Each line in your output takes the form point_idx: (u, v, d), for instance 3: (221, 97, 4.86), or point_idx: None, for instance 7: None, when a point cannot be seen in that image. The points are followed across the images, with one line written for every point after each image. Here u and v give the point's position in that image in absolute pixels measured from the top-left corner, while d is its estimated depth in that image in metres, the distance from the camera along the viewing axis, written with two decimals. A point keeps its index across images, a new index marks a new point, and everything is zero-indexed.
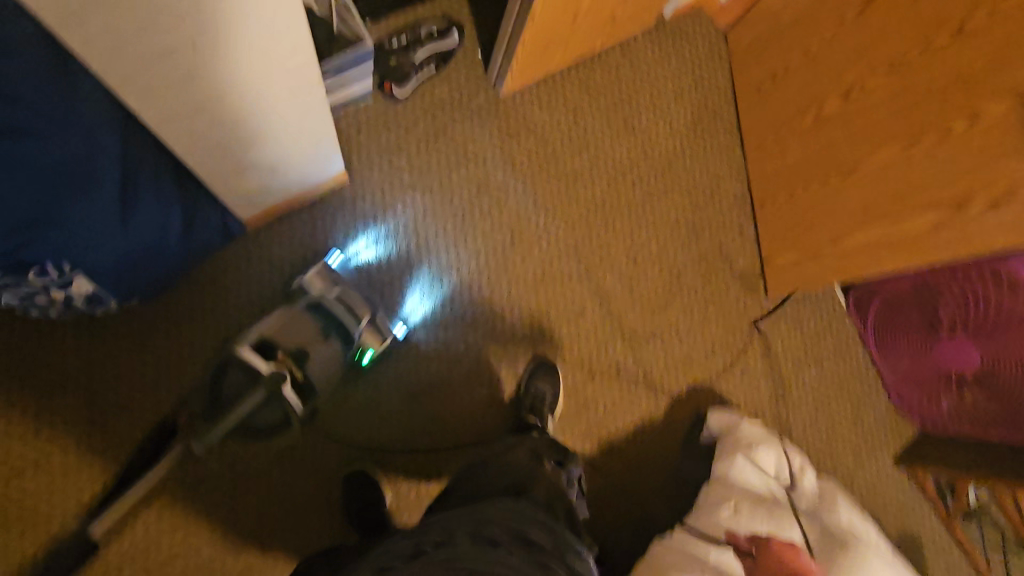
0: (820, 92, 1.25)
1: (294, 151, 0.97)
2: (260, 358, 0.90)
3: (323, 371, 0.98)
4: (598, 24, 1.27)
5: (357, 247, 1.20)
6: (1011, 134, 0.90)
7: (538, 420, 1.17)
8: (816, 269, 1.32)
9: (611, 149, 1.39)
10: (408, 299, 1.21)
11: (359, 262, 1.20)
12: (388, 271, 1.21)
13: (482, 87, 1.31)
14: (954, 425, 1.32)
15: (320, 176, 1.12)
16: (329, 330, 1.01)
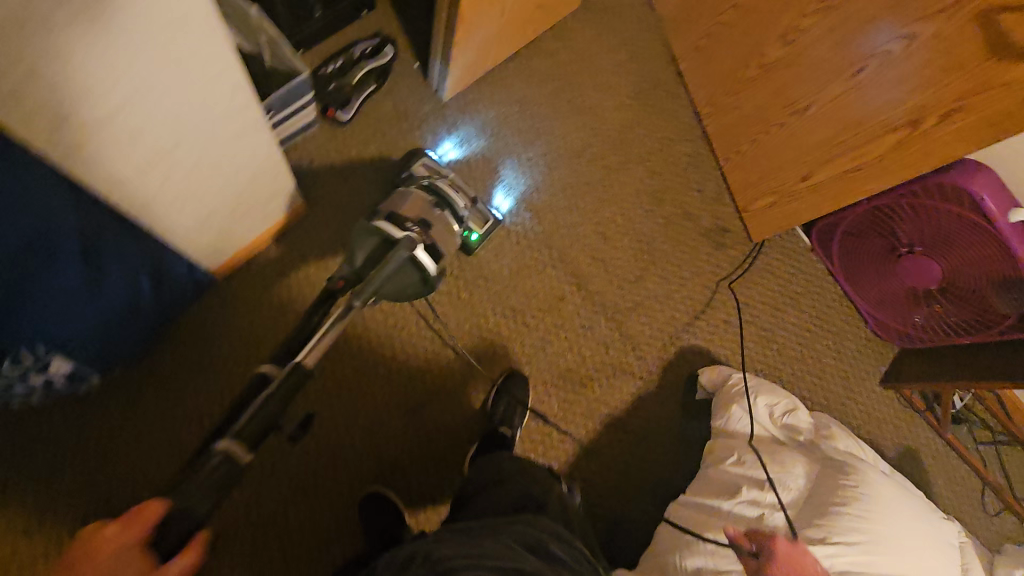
0: (758, 41, 1.29)
1: (251, 191, 0.97)
2: (392, 227, 0.92)
3: (444, 239, 1.02)
4: (527, 15, 1.29)
5: (447, 146, 1.32)
6: (953, 45, 0.97)
7: (508, 429, 1.16)
8: (795, 206, 1.37)
9: (561, 133, 1.41)
10: (495, 190, 1.34)
11: (448, 159, 1.31)
12: (476, 166, 1.33)
13: (425, 94, 1.32)
14: (933, 337, 1.37)
15: (285, 205, 1.12)
16: (442, 206, 1.09)
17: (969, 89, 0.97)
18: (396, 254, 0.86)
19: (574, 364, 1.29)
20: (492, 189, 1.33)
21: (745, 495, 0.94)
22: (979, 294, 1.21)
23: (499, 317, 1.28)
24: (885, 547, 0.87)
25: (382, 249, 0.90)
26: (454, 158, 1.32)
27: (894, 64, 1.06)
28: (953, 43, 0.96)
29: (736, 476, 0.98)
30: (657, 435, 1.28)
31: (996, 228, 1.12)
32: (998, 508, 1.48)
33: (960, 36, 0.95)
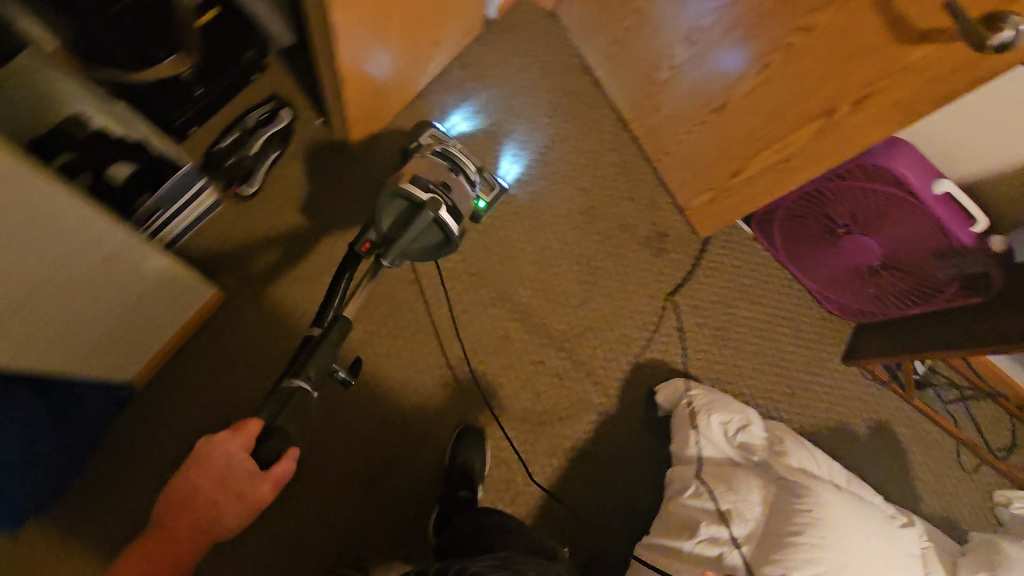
0: (665, 43, 1.25)
1: (144, 302, 0.92)
2: (418, 189, 1.03)
3: (459, 199, 1.13)
4: (424, 54, 1.24)
5: (455, 120, 1.37)
6: (846, 33, 0.91)
7: (468, 491, 1.13)
8: (731, 200, 1.33)
9: (524, 128, 1.41)
10: (502, 161, 1.39)
11: (456, 133, 1.36)
12: (484, 138, 1.38)
13: (333, 151, 1.27)
14: (886, 310, 1.35)
15: (196, 295, 1.03)
16: (455, 169, 1.17)
17: (875, 73, 0.92)
18: (423, 216, 1.01)
19: (530, 401, 1.26)
20: (499, 159, 1.39)
21: (704, 532, 0.91)
22: (919, 265, 1.20)
23: (447, 367, 1.25)
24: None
25: (408, 210, 1.03)
26: (461, 131, 1.37)
27: (797, 56, 1.00)
28: (851, 28, 0.90)
29: (695, 511, 0.94)
30: (624, 458, 1.26)
31: (921, 205, 1.11)
32: (976, 463, 1.49)
33: (858, 19, 0.89)
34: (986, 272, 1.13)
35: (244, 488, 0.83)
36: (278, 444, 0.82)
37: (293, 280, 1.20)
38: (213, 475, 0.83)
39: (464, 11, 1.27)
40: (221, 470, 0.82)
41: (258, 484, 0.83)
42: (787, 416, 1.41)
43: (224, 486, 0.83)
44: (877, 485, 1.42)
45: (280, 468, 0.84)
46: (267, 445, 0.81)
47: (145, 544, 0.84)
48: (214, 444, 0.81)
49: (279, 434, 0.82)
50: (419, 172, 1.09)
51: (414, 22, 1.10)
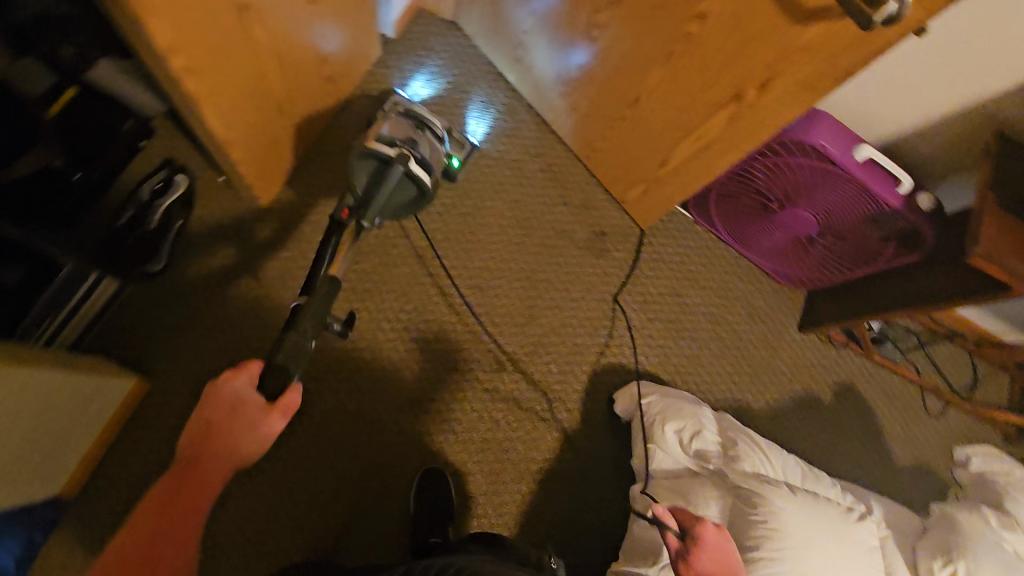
0: (566, 43, 1.20)
1: (39, 423, 0.84)
2: (385, 147, 1.01)
3: (428, 151, 1.10)
4: (318, 93, 1.17)
5: (415, 86, 1.38)
6: (738, 19, 0.87)
7: (438, 536, 1.09)
8: (662, 191, 1.28)
9: (484, 87, 1.42)
10: (468, 119, 1.39)
11: (419, 98, 1.36)
12: (446, 100, 1.38)
13: (241, 210, 1.21)
14: (833, 274, 1.34)
15: (99, 390, 0.96)
16: (422, 127, 1.14)
17: (773, 56, 0.87)
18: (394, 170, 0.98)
19: (489, 430, 1.23)
20: (465, 118, 1.39)
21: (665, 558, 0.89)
22: (854, 230, 1.18)
23: (399, 410, 1.21)
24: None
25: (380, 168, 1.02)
26: (424, 97, 1.37)
27: (697, 45, 0.96)
28: (742, 13, 0.86)
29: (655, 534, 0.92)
30: (592, 471, 1.24)
31: (846, 171, 1.07)
32: (942, 407, 1.50)
33: (748, 4, 0.84)
34: (917, 229, 1.10)
35: (250, 426, 0.76)
36: (280, 374, 0.78)
37: (220, 352, 1.14)
38: (217, 420, 0.77)
39: (353, 39, 1.20)
40: (225, 414, 0.77)
41: (264, 414, 0.77)
42: (751, 395, 1.39)
43: (231, 431, 0.76)
44: (849, 447, 1.42)
45: (288, 398, 0.79)
46: (269, 380, 0.78)
47: (136, 525, 0.70)
48: (219, 388, 0.77)
49: (281, 369, 0.78)
50: (386, 130, 1.07)
51: (298, 69, 1.03)
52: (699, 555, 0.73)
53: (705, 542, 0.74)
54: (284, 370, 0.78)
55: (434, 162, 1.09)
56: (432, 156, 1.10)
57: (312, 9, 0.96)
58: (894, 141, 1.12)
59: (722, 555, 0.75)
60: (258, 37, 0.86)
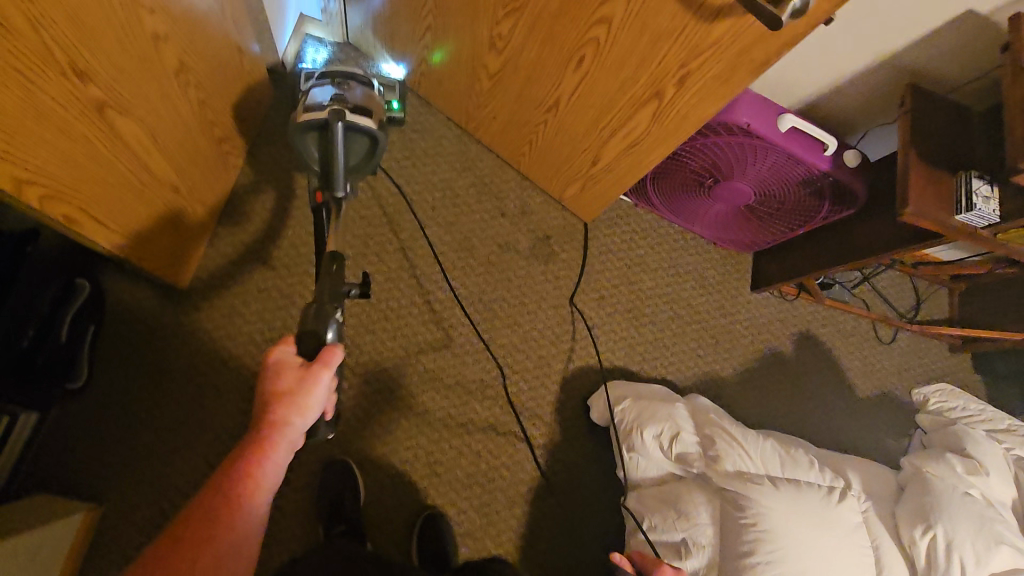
0: (470, 54, 1.13)
1: None
2: (317, 111, 0.94)
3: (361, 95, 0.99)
4: (214, 157, 1.07)
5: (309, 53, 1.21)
6: (646, 19, 0.83)
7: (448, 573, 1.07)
8: (598, 188, 1.25)
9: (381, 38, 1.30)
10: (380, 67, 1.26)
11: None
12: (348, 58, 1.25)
13: (159, 298, 1.11)
14: (777, 234, 1.35)
15: (42, 539, 0.88)
16: (344, 77, 1.03)
17: (687, 53, 0.84)
18: (336, 130, 0.91)
19: (472, 462, 1.21)
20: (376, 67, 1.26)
21: None
22: (790, 194, 1.18)
23: (377, 466, 1.17)
24: None
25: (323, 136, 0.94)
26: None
27: (606, 47, 0.91)
28: (648, 13, 0.82)
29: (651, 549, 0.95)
30: (580, 478, 1.25)
31: (774, 144, 1.06)
32: (893, 333, 1.57)
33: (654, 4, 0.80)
34: (848, 185, 1.12)
35: (299, 390, 0.71)
36: (316, 338, 0.75)
37: (173, 453, 1.06)
38: (265, 394, 0.71)
39: (239, 90, 1.09)
40: (272, 382, 0.72)
41: (311, 375, 0.72)
42: (719, 365, 1.41)
43: (280, 395, 0.71)
44: (816, 392, 1.47)
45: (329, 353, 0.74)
46: (307, 343, 0.75)
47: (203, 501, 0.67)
48: (264, 360, 0.73)
49: (314, 333, 0.76)
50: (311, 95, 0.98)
51: (186, 144, 0.94)
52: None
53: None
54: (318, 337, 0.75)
55: (371, 105, 0.99)
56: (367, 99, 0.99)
57: (184, 79, 0.87)
58: (813, 102, 1.12)
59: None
60: (128, 131, 0.76)
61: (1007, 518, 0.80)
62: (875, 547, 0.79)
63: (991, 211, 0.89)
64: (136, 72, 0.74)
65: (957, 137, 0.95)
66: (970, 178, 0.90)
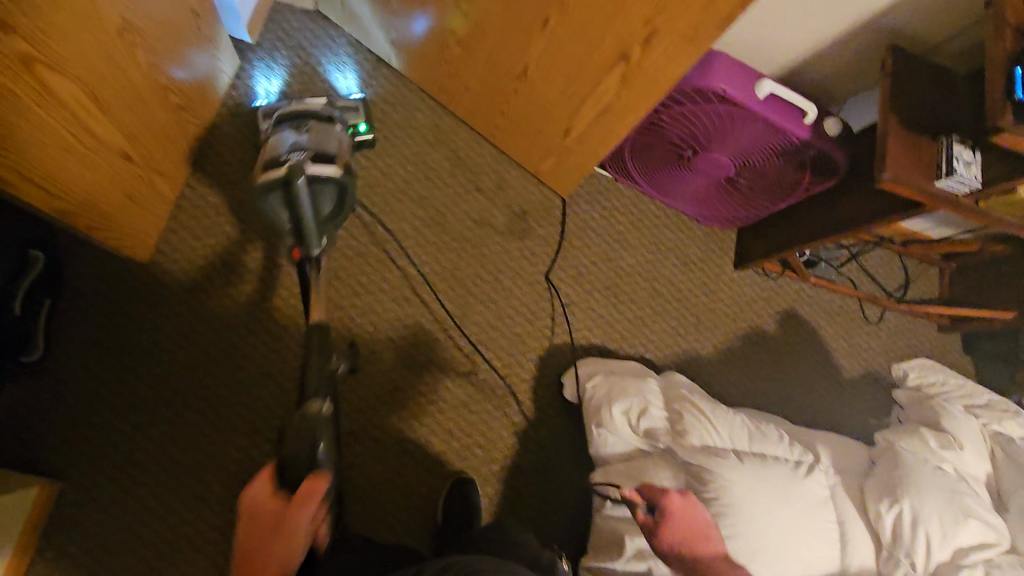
0: (437, 18, 1.09)
1: None
2: (275, 171, 0.95)
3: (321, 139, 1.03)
4: (174, 128, 1.04)
5: (263, 88, 1.23)
6: None
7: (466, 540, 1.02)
8: (572, 160, 1.21)
9: (333, 46, 1.29)
10: (335, 82, 1.27)
11: (276, 95, 1.23)
12: (303, 77, 1.26)
13: (119, 271, 1.09)
14: (759, 209, 1.31)
15: None
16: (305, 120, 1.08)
17: (650, 10, 0.80)
18: (298, 187, 0.94)
19: (444, 440, 1.19)
20: (331, 83, 1.27)
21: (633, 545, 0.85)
22: (771, 165, 1.14)
23: (346, 443, 1.14)
24: (771, 559, 0.73)
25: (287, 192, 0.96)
26: (278, 90, 1.24)
27: (569, 7, 0.88)
28: None
29: (618, 521, 0.89)
30: (554, 457, 1.23)
31: (753, 110, 1.02)
32: (882, 313, 1.53)
33: None
34: (830, 155, 1.07)
35: (281, 526, 0.72)
36: (295, 467, 0.82)
37: (134, 429, 1.04)
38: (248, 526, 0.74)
39: (201, 58, 1.06)
40: (254, 519, 0.74)
41: (295, 505, 0.74)
42: (700, 344, 1.38)
43: (264, 528, 0.72)
44: (801, 372, 1.43)
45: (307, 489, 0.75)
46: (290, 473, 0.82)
47: None
48: (243, 502, 0.77)
49: (295, 462, 0.83)
50: (270, 149, 1.01)
51: (137, 111, 0.91)
52: (668, 527, 0.72)
53: (673, 513, 0.72)
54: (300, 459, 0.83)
55: (337, 147, 1.03)
56: (326, 142, 1.03)
57: (130, 40, 0.83)
58: (793, 68, 1.07)
59: (693, 519, 0.74)
60: (65, 91, 0.74)
61: (979, 493, 0.78)
62: (840, 521, 0.77)
63: (972, 176, 0.85)
64: (69, 24, 0.71)
65: (938, 101, 0.91)
66: (952, 143, 0.86)
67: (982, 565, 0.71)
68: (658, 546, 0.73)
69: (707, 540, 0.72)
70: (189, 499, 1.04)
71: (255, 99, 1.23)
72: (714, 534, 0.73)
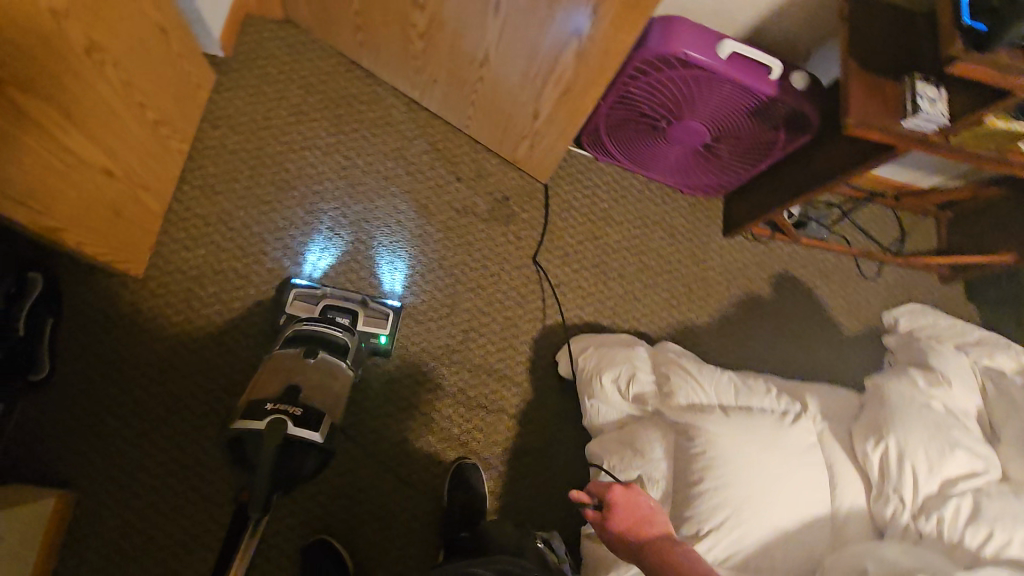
0: (398, 14, 1.11)
1: None
2: (255, 419, 0.86)
3: (324, 391, 0.96)
4: (157, 144, 1.09)
5: (310, 261, 1.22)
6: None
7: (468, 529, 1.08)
8: (545, 142, 1.22)
9: (391, 228, 1.28)
10: (382, 276, 1.25)
11: (320, 272, 1.21)
12: (352, 258, 1.24)
13: (117, 285, 1.13)
14: (739, 173, 1.31)
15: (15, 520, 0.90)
16: (316, 348, 1.02)
17: None
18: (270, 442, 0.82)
19: (444, 428, 1.20)
20: (377, 275, 1.25)
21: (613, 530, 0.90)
22: (744, 126, 1.14)
23: (347, 438, 1.16)
24: (761, 508, 0.72)
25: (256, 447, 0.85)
26: (326, 267, 1.22)
27: None
28: None
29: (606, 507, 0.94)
30: (553, 435, 1.24)
31: (717, 71, 1.01)
32: (879, 268, 1.51)
33: None
34: (801, 110, 1.07)
35: None
36: None
37: (142, 436, 1.08)
38: None
39: (177, 77, 1.11)
40: None
41: None
42: (693, 313, 1.38)
43: None
44: (799, 333, 1.42)
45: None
46: None
47: None
48: None
49: None
50: (261, 382, 0.95)
51: (117, 129, 0.95)
52: (613, 518, 0.72)
53: (614, 504, 0.72)
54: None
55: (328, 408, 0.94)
56: (326, 399, 0.95)
57: (104, 61, 0.88)
58: (754, 27, 1.08)
59: (638, 508, 0.73)
60: (44, 112, 0.78)
61: (968, 427, 0.77)
62: (829, 465, 0.77)
63: (938, 113, 0.84)
64: (38, 48, 0.75)
65: (897, 42, 0.91)
66: (914, 83, 0.86)
67: (970, 493, 0.69)
68: (610, 540, 0.72)
69: (650, 525, 0.71)
70: (199, 499, 1.07)
71: (299, 269, 1.21)
72: (658, 516, 0.71)
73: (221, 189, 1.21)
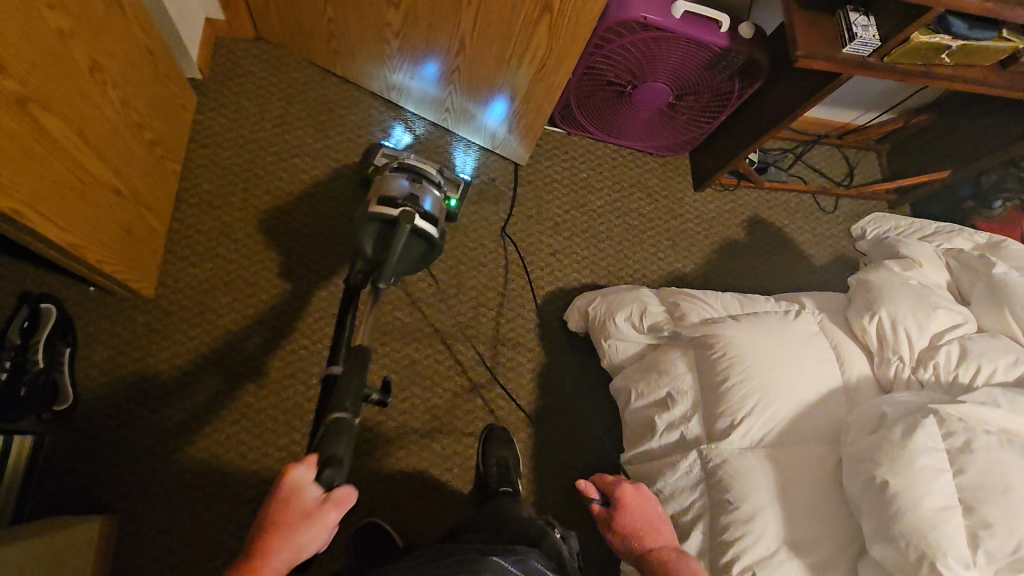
0: (373, 15, 1.18)
1: None
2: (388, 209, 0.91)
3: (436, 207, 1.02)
4: (153, 163, 1.11)
5: (398, 134, 1.39)
6: None
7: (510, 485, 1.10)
8: (525, 121, 1.30)
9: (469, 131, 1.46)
10: (456, 157, 1.42)
11: (404, 145, 1.39)
12: (432, 140, 1.41)
13: (128, 308, 1.14)
14: (703, 129, 1.43)
15: (67, 544, 0.90)
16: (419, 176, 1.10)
17: None
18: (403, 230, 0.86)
19: (470, 399, 1.25)
20: (454, 156, 1.42)
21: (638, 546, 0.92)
22: (703, 81, 1.25)
23: (379, 422, 1.20)
24: (782, 391, 0.82)
25: (383, 235, 0.90)
26: (410, 143, 1.40)
27: None
28: None
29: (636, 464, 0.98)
30: (572, 391, 1.30)
31: (675, 31, 1.12)
32: (836, 202, 1.65)
33: None
34: (752, 59, 1.18)
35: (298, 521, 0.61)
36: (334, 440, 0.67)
37: (177, 451, 1.08)
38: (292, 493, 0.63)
39: (166, 98, 1.14)
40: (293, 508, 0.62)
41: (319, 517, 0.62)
42: (679, 261, 1.47)
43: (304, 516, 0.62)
44: (776, 267, 1.53)
45: (341, 494, 0.64)
46: (330, 471, 0.65)
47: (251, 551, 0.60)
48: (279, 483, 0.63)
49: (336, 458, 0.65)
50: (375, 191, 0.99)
51: (120, 147, 0.98)
52: (617, 517, 0.83)
53: (623, 509, 0.82)
54: (341, 462, 0.66)
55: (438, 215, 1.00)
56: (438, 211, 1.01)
57: (102, 80, 0.91)
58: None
59: (645, 515, 0.82)
60: (57, 128, 0.81)
61: (943, 294, 0.89)
62: (835, 346, 0.87)
63: (871, 36, 0.98)
64: (46, 64, 0.77)
65: None
66: (847, 14, 0.99)
67: (957, 339, 0.81)
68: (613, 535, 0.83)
69: (655, 535, 0.80)
70: (242, 503, 1.07)
71: (386, 138, 1.39)
72: (661, 527, 0.81)
73: (219, 204, 1.24)
